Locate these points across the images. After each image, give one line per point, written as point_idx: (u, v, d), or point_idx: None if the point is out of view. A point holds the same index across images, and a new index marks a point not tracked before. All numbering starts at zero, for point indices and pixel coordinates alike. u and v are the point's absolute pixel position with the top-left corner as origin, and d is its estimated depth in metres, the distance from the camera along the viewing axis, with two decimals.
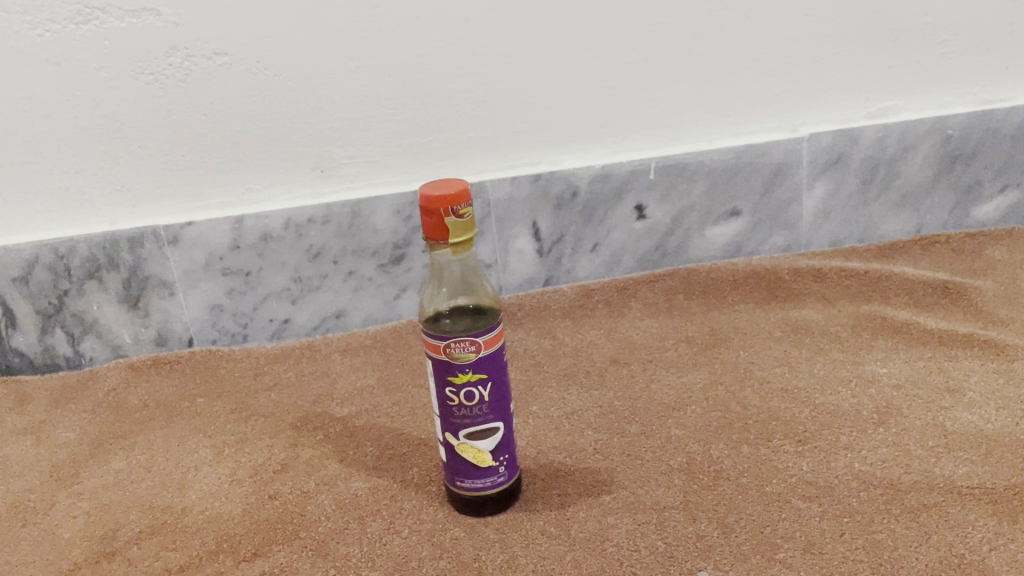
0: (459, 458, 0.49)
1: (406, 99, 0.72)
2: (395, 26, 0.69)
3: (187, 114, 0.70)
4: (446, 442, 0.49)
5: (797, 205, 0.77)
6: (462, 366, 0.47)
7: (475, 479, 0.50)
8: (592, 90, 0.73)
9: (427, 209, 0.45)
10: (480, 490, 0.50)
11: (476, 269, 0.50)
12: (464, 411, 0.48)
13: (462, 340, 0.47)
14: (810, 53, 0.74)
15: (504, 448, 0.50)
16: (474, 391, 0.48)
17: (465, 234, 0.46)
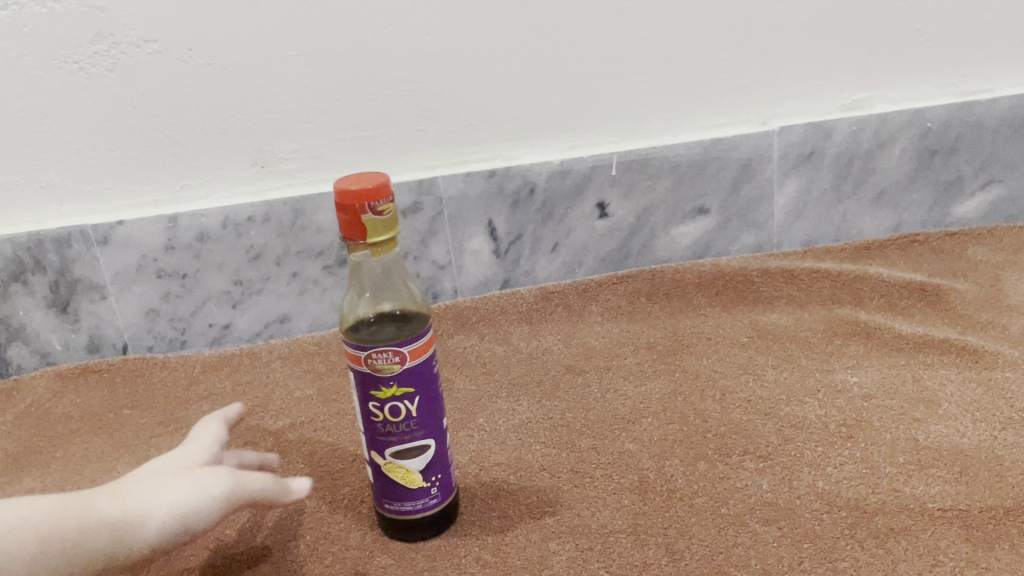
0: (387, 479, 0.44)
1: (351, 91, 0.67)
2: (336, 12, 0.65)
3: (116, 106, 0.65)
4: (372, 461, 0.45)
5: (767, 203, 0.73)
6: (386, 378, 0.42)
7: (406, 501, 0.45)
8: (550, 80, 0.69)
9: (343, 205, 0.40)
10: (411, 513, 0.46)
11: (399, 271, 0.46)
12: (390, 428, 0.44)
13: (384, 349, 0.42)
14: (780, 41, 0.70)
15: (436, 468, 0.45)
16: (400, 405, 0.43)
17: (386, 232, 0.41)
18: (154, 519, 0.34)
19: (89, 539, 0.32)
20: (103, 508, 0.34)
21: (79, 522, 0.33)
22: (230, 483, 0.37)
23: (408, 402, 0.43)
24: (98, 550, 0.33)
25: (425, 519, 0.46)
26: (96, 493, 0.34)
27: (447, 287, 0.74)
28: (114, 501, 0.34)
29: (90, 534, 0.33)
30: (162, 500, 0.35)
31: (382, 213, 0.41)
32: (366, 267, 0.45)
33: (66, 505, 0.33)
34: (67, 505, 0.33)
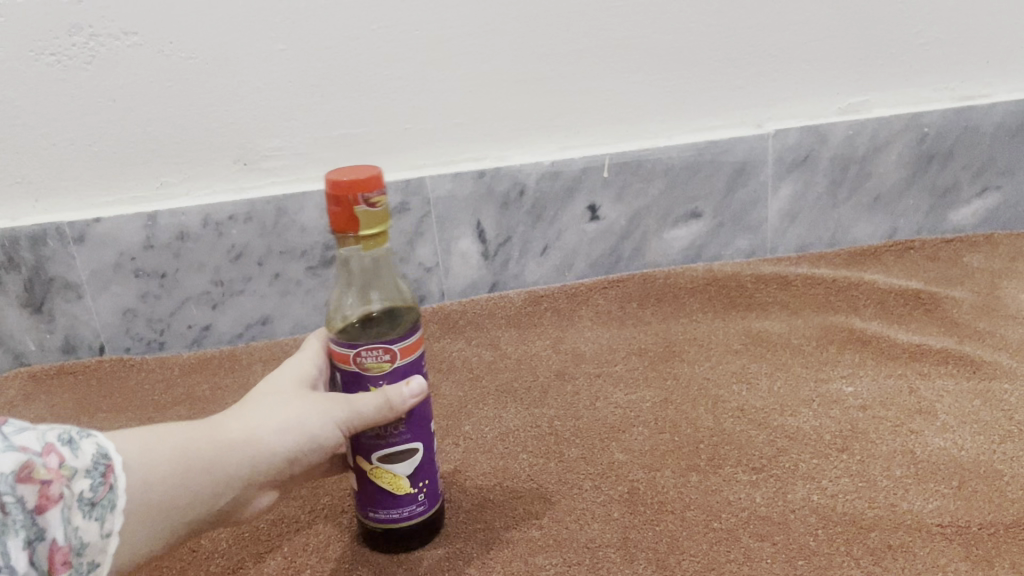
0: (372, 484, 0.42)
1: (336, 87, 0.66)
2: (322, 6, 0.63)
3: (94, 100, 0.64)
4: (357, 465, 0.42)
5: (761, 207, 0.71)
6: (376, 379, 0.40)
7: (391, 509, 0.43)
8: (541, 79, 0.68)
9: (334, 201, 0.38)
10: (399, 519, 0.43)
11: (391, 265, 0.42)
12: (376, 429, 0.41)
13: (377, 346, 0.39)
14: (775, 42, 0.68)
15: (424, 473, 0.43)
16: None
17: (378, 225, 0.39)
18: (268, 450, 0.37)
19: (213, 469, 0.36)
20: (227, 434, 0.37)
21: (205, 450, 0.35)
22: (338, 407, 0.38)
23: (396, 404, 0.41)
24: (219, 471, 0.36)
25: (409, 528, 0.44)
26: (229, 420, 0.37)
27: (433, 290, 0.72)
28: (240, 428, 0.37)
29: (211, 458, 0.36)
30: (280, 442, 0.38)
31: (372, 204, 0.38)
32: (355, 263, 0.42)
33: (196, 432, 0.36)
34: (198, 430, 0.36)
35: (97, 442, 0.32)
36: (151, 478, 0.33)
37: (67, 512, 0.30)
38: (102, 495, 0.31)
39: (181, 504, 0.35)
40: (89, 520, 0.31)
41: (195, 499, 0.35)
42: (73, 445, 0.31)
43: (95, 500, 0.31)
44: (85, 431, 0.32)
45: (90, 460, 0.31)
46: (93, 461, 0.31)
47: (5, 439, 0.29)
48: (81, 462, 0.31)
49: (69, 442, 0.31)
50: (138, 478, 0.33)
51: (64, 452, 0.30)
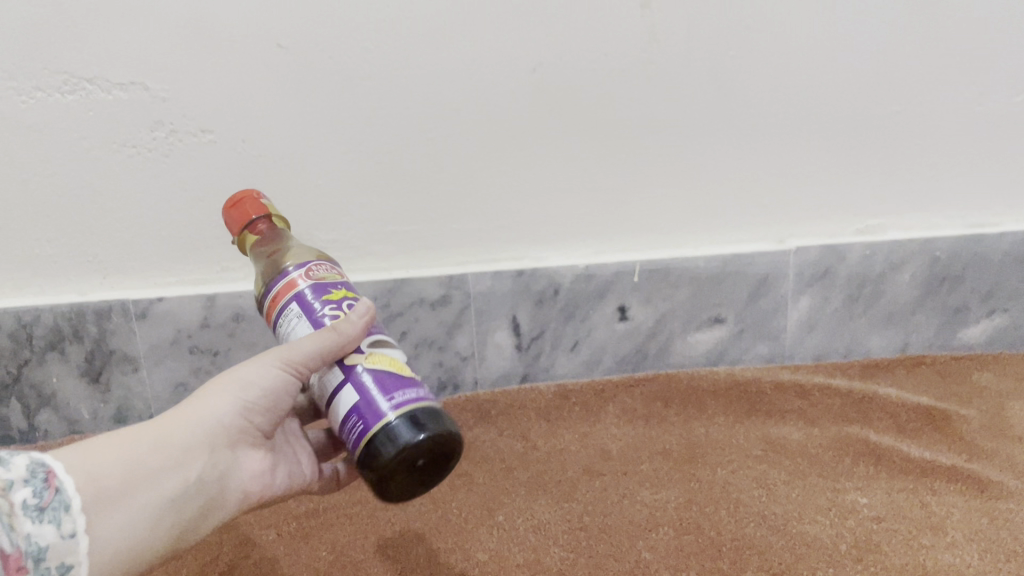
0: (379, 372, 0.42)
1: (391, 188, 0.71)
2: (385, 115, 0.69)
3: (167, 188, 0.69)
4: (350, 366, 0.42)
5: (782, 316, 0.76)
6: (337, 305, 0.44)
7: (407, 389, 0.42)
8: (579, 189, 0.73)
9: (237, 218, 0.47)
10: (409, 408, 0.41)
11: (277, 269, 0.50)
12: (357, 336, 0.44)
13: (284, 280, 0.44)
14: (799, 165, 0.74)
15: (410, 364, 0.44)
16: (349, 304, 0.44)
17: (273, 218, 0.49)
18: (211, 421, 0.42)
19: (157, 451, 0.40)
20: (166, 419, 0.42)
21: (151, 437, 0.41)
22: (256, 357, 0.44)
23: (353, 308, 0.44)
24: (170, 448, 0.41)
25: (416, 419, 0.40)
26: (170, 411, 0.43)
27: (467, 377, 0.76)
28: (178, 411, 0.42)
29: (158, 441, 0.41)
30: (213, 411, 0.43)
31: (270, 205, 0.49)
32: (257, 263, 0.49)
33: (137, 429, 0.41)
34: (140, 426, 0.41)
35: (28, 456, 0.37)
36: (104, 471, 0.38)
37: (10, 519, 0.34)
38: (49, 499, 0.36)
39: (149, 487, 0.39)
40: (42, 523, 0.35)
41: (164, 477, 0.40)
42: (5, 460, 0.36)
43: (43, 505, 0.35)
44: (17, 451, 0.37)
45: (24, 470, 0.36)
46: (29, 470, 0.36)
47: None
48: (17, 474, 0.35)
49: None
50: (86, 473, 0.38)
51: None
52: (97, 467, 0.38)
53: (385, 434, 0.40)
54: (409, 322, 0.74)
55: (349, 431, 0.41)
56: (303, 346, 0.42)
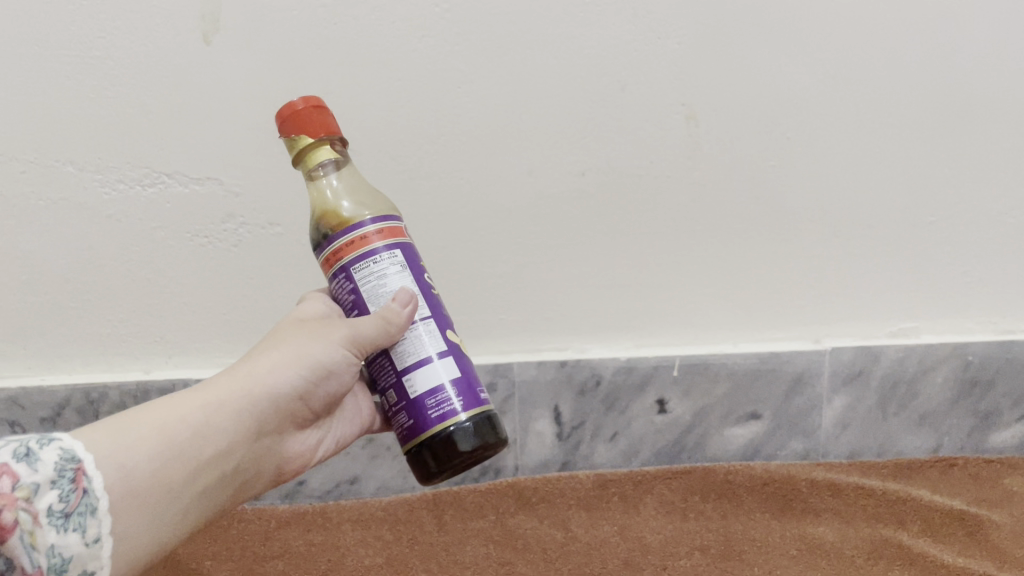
0: (462, 355, 0.51)
1: (444, 279, 0.76)
2: (441, 213, 0.73)
3: (235, 276, 0.74)
4: (450, 340, 0.50)
5: (816, 414, 0.78)
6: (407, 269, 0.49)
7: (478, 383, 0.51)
8: (623, 286, 0.76)
9: (296, 119, 0.47)
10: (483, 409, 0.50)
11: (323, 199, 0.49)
12: (432, 307, 0.50)
13: (360, 234, 0.48)
14: (836, 269, 0.77)
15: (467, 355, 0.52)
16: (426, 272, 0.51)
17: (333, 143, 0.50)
18: (256, 398, 0.48)
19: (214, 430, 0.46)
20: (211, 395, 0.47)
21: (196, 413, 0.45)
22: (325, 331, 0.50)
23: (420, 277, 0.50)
24: (215, 426, 0.46)
25: (488, 421, 0.49)
26: (212, 384, 0.48)
27: (509, 463, 0.79)
28: (224, 384, 0.48)
29: (205, 420, 0.46)
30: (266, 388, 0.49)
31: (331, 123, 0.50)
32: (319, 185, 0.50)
33: (183, 402, 0.46)
34: (187, 400, 0.46)
35: (59, 448, 0.39)
36: (148, 449, 0.42)
37: (34, 531, 0.37)
38: (75, 502, 0.39)
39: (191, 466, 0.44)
40: (66, 531, 0.38)
41: (207, 454, 0.45)
42: (33, 459, 0.38)
43: (68, 510, 0.38)
44: (48, 439, 0.40)
45: (52, 469, 0.38)
46: (56, 470, 0.39)
47: (22, 455, 0.38)
48: (44, 475, 0.38)
49: (26, 457, 0.38)
50: (135, 452, 0.42)
51: (22, 471, 0.38)
52: (142, 447, 0.42)
53: (471, 426, 0.48)
54: None
55: (434, 410, 0.48)
56: (397, 315, 0.47)
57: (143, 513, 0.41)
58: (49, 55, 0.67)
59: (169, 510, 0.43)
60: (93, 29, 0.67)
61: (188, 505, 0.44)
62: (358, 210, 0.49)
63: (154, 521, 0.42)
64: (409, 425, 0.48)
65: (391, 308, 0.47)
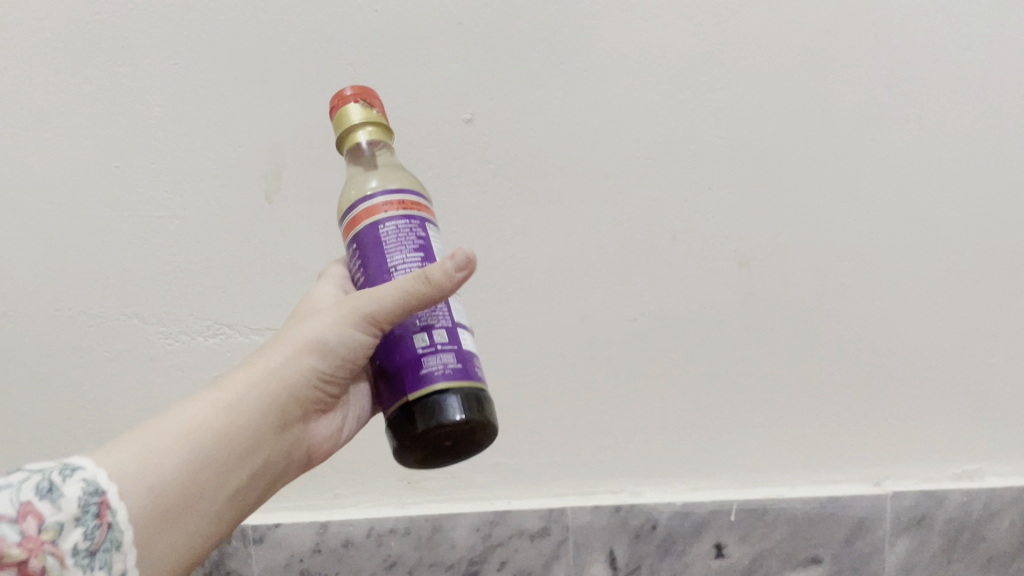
0: None
1: (497, 423, 0.76)
2: (494, 358, 0.74)
3: None
4: None
5: (880, 558, 0.76)
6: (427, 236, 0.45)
7: None
8: (679, 429, 0.76)
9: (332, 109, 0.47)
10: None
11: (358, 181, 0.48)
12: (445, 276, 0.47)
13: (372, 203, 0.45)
14: (896, 411, 0.76)
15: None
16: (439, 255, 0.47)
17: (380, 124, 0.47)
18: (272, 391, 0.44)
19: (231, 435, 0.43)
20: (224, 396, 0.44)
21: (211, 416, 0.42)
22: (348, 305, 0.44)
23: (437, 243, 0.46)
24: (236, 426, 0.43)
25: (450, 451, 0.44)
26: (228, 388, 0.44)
27: None
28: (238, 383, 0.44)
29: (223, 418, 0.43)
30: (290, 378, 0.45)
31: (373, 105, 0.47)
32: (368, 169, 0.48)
33: (194, 409, 0.43)
34: (200, 407, 0.43)
35: (82, 481, 0.37)
36: (162, 464, 0.40)
37: (65, 572, 0.34)
38: (100, 539, 0.36)
39: (213, 472, 0.42)
40: (94, 569, 0.35)
41: (230, 459, 0.42)
42: (56, 496, 0.35)
43: (94, 548, 0.35)
44: (69, 470, 0.37)
45: (75, 505, 0.36)
46: (80, 506, 0.36)
47: (34, 494, 0.35)
48: (68, 514, 0.35)
49: (48, 493, 0.35)
50: (153, 471, 0.39)
51: (46, 511, 0.35)
52: (161, 467, 0.40)
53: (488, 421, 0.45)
54: (507, 552, 0.76)
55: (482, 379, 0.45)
56: (446, 279, 0.41)
57: (173, 534, 0.40)
58: (120, 216, 0.71)
59: (199, 524, 0.41)
60: (162, 189, 0.70)
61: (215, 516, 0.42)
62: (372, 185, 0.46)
63: (180, 543, 0.40)
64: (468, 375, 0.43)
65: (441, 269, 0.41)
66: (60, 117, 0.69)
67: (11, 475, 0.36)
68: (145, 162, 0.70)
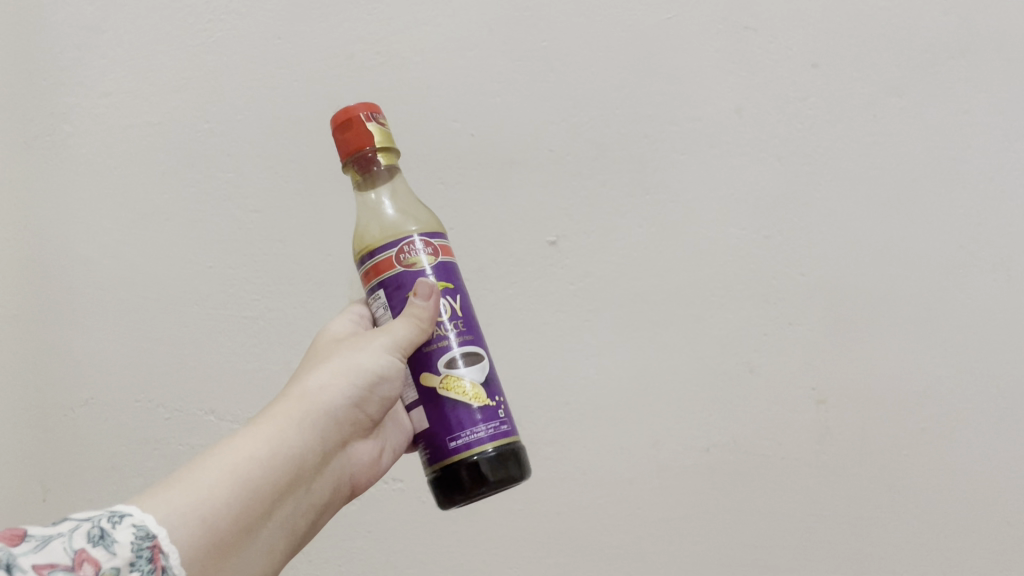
0: (465, 409, 0.48)
1: (560, 546, 0.73)
2: (561, 477, 0.73)
3: (351, 529, 0.75)
4: (463, 385, 0.48)
5: None
6: (412, 252, 0.49)
7: (474, 426, 0.48)
8: (740, 563, 0.72)
9: (338, 129, 0.50)
10: (515, 440, 0.49)
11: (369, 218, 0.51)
12: (459, 283, 0.50)
13: (373, 263, 0.49)
14: (982, 564, 0.71)
15: (495, 388, 0.49)
16: (447, 302, 0.49)
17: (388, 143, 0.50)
18: (314, 415, 0.46)
19: (276, 462, 0.44)
20: (263, 432, 0.44)
21: (256, 450, 0.43)
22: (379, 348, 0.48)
23: (440, 259, 0.49)
24: (281, 455, 0.44)
25: (465, 469, 0.47)
26: (271, 418, 0.45)
27: None
28: (286, 411, 0.46)
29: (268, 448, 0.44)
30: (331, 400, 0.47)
31: (375, 120, 0.49)
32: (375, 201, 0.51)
33: (236, 446, 0.43)
34: (241, 445, 0.43)
35: (132, 526, 0.37)
36: (211, 499, 0.40)
37: None
38: None
39: (263, 495, 0.43)
40: None
41: (277, 491, 0.43)
42: (108, 541, 0.35)
43: None
44: (116, 516, 0.37)
45: (129, 549, 0.36)
46: (134, 550, 0.36)
47: (80, 539, 0.35)
48: (122, 557, 0.35)
49: (100, 539, 0.35)
50: (205, 507, 0.40)
51: (100, 555, 0.34)
52: (211, 504, 0.40)
53: (485, 460, 0.47)
54: None
55: (444, 442, 0.48)
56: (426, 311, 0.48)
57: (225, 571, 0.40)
58: (205, 313, 0.72)
59: (252, 552, 0.42)
60: (250, 292, 0.72)
61: (268, 547, 0.43)
62: (387, 212, 0.51)
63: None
64: (428, 455, 0.49)
65: (417, 305, 0.48)
66: (162, 218, 0.73)
67: (60, 526, 0.35)
68: (236, 263, 0.72)
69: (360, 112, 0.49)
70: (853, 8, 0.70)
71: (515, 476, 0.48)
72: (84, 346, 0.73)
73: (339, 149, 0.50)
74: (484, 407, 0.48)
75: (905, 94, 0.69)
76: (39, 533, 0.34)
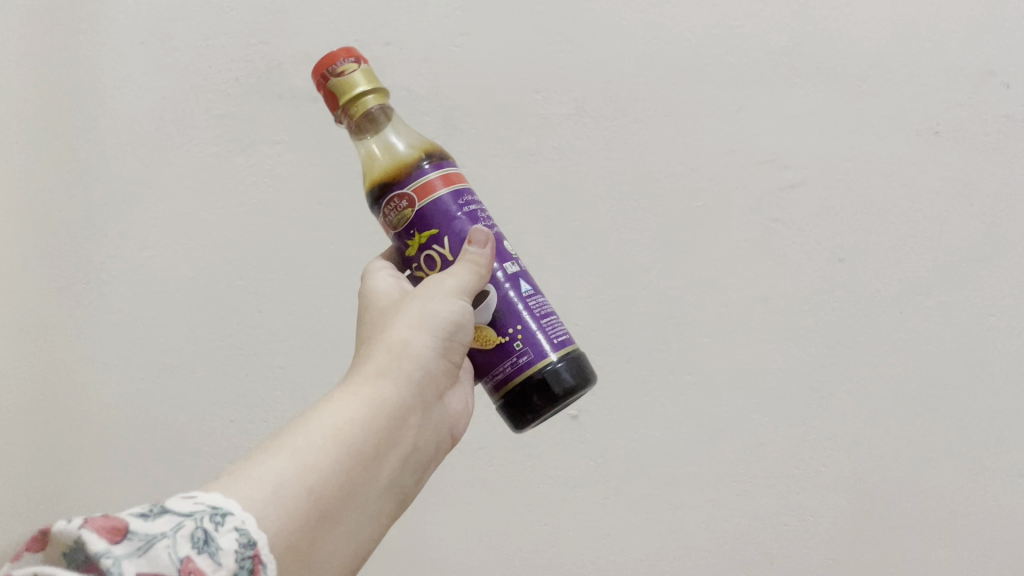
0: (487, 354, 0.46)
1: None
2: None
3: None
4: (482, 331, 0.46)
5: None
6: (394, 209, 0.45)
7: (501, 365, 0.45)
8: None
9: (320, 89, 0.46)
10: (562, 348, 0.46)
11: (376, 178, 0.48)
12: (449, 219, 0.45)
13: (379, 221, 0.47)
14: None
15: (512, 316, 0.46)
16: (434, 250, 0.46)
17: (370, 86, 0.45)
18: (404, 370, 0.43)
19: (373, 426, 0.40)
20: (357, 396, 0.41)
21: (352, 415, 0.40)
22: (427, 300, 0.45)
23: (418, 206, 0.45)
24: (376, 415, 0.41)
25: (513, 410, 0.45)
26: (363, 376, 0.42)
27: None
28: (376, 368, 0.42)
29: (362, 410, 0.40)
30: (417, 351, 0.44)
31: (339, 74, 0.45)
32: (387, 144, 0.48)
33: (329, 409, 0.40)
34: (333, 408, 0.40)
35: (236, 530, 0.32)
36: (316, 463, 0.37)
37: None
38: None
39: (364, 460, 0.39)
40: None
41: (377, 455, 0.40)
42: (214, 549, 0.31)
43: None
44: (218, 517, 0.32)
45: (234, 557, 0.31)
46: (237, 561, 0.31)
47: (183, 544, 0.30)
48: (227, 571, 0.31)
49: (206, 545, 0.31)
50: (308, 473, 0.36)
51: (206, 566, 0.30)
52: (315, 474, 0.37)
53: (528, 393, 0.45)
54: None
55: (489, 382, 0.46)
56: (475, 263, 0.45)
57: (334, 533, 0.37)
58: (230, 467, 0.73)
59: (358, 522, 0.39)
60: None
61: (376, 513, 0.40)
62: (400, 151, 0.47)
63: (339, 545, 0.38)
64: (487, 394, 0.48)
65: (468, 257, 0.45)
66: (188, 369, 0.73)
67: (160, 524, 0.31)
68: (260, 417, 0.73)
69: (337, 61, 0.45)
70: (880, 205, 0.69)
71: (571, 387, 0.45)
72: (103, 494, 0.75)
73: (330, 109, 0.46)
74: (507, 342, 0.45)
75: (932, 293, 0.69)
76: (142, 530, 0.30)
